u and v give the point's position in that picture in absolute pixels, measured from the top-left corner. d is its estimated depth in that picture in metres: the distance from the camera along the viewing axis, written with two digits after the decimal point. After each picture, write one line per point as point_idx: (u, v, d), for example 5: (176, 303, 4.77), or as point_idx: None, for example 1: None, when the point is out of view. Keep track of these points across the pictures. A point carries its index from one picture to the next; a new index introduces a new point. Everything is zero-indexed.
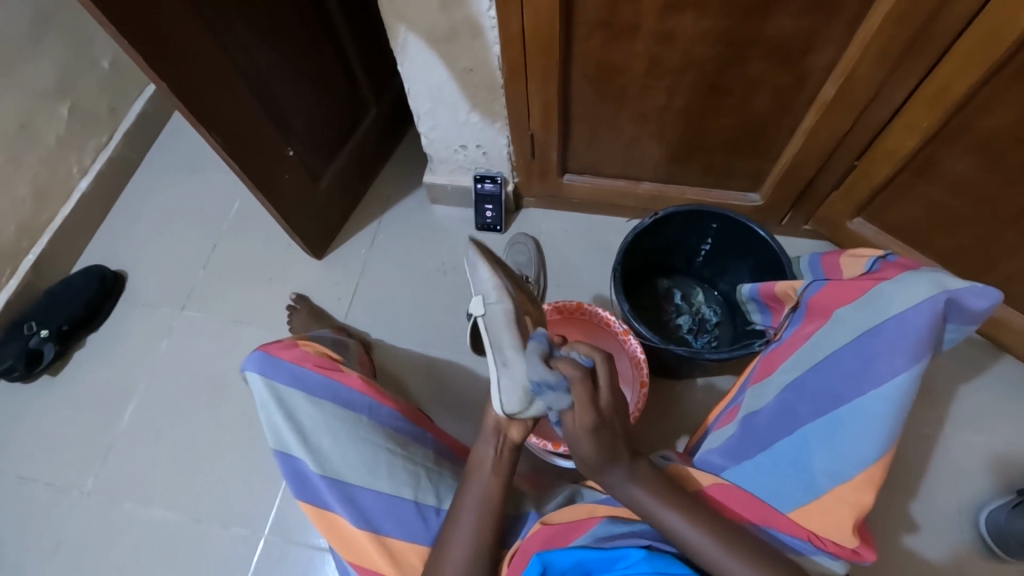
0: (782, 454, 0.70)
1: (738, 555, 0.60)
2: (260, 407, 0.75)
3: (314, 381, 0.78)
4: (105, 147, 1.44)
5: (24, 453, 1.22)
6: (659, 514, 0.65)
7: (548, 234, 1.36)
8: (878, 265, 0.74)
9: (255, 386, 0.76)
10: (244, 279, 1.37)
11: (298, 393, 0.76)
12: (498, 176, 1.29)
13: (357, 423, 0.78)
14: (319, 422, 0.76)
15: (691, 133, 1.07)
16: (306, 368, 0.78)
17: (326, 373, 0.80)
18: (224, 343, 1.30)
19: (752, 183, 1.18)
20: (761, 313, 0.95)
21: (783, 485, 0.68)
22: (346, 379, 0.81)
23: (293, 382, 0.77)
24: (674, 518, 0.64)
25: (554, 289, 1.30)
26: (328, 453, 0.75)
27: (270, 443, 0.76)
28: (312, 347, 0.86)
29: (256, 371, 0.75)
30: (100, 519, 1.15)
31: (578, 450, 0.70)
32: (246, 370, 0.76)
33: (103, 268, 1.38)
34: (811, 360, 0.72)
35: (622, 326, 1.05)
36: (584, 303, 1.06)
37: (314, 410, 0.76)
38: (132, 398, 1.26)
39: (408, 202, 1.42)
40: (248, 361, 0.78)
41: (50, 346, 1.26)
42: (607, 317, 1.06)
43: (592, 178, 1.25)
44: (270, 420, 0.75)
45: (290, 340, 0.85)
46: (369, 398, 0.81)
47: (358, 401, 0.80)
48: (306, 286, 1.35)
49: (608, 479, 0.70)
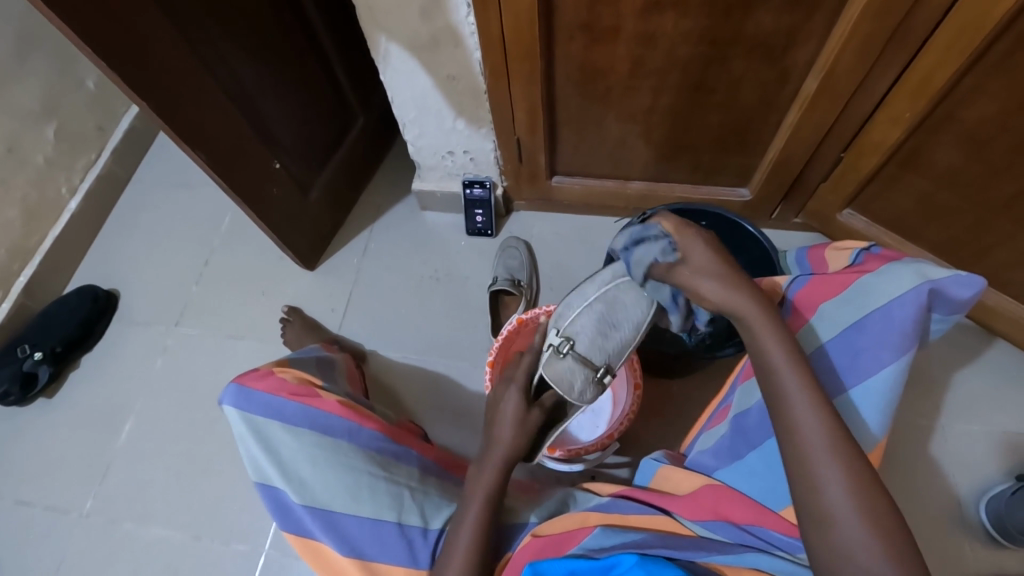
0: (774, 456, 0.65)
1: (863, 508, 0.54)
2: (240, 440, 0.77)
3: (289, 411, 0.77)
4: (94, 166, 1.44)
5: (22, 476, 1.22)
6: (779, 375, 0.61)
7: (539, 237, 1.36)
8: (861, 258, 0.74)
9: (232, 419, 0.77)
10: (237, 294, 1.36)
11: (275, 425, 0.77)
12: (487, 181, 1.28)
13: (336, 448, 0.77)
14: (296, 451, 0.76)
15: (677, 131, 1.07)
16: (280, 398, 0.78)
17: (302, 402, 0.79)
18: (219, 358, 1.30)
19: (740, 178, 1.17)
20: None
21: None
22: (323, 404, 0.80)
23: (268, 413, 0.77)
24: (792, 380, 0.60)
25: (546, 292, 1.30)
26: (308, 483, 0.75)
27: (253, 475, 0.77)
28: (290, 372, 0.85)
29: (231, 405, 0.77)
30: (102, 539, 1.15)
31: (711, 286, 0.66)
32: (223, 405, 0.77)
33: (96, 287, 1.38)
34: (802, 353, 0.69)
35: None
36: (521, 317, 1.00)
37: (291, 440, 0.77)
38: (128, 417, 1.26)
39: (399, 209, 1.42)
40: (227, 394, 0.79)
41: (44, 367, 1.26)
42: (549, 312, 1.01)
43: (581, 180, 1.25)
44: (250, 453, 0.76)
45: (269, 368, 0.85)
46: (347, 420, 0.79)
47: (335, 425, 0.79)
48: (299, 297, 1.35)
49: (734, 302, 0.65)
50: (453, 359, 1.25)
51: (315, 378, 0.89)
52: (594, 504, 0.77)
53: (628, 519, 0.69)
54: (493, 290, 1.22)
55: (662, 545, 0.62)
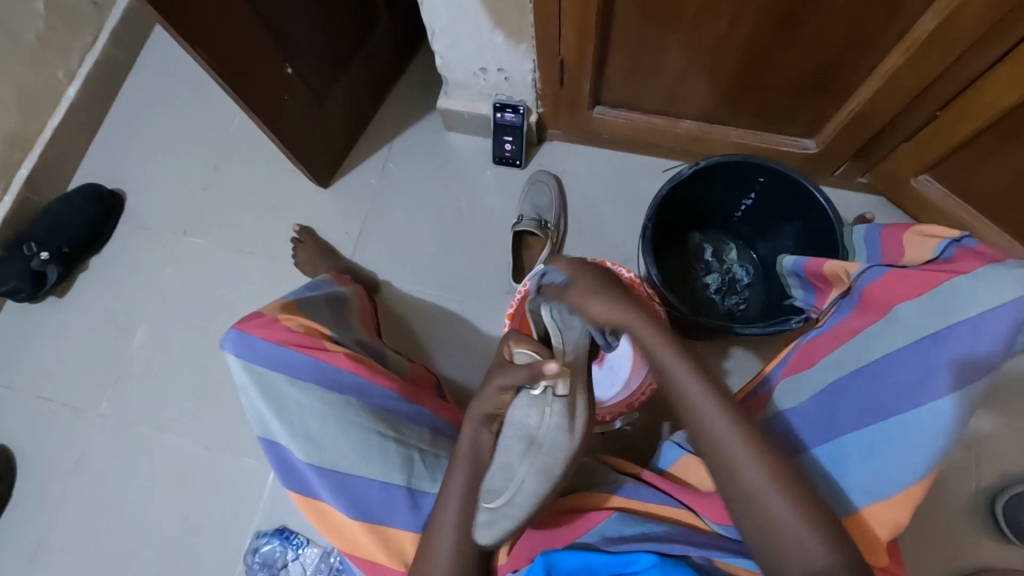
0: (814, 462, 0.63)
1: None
2: (243, 392, 0.72)
3: (296, 363, 0.72)
4: (92, 49, 1.31)
5: (37, 372, 1.23)
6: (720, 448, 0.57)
7: (571, 172, 1.25)
8: (950, 252, 0.65)
9: (234, 368, 0.72)
10: (247, 207, 1.30)
11: (281, 377, 0.72)
12: (520, 105, 1.16)
13: (345, 405, 0.73)
14: (303, 406, 0.71)
15: (746, 68, 0.92)
16: (287, 349, 0.73)
17: (310, 353, 0.74)
18: (230, 272, 1.26)
19: (808, 128, 1.04)
20: (803, 291, 0.82)
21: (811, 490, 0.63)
22: (332, 358, 0.75)
23: (272, 363, 0.72)
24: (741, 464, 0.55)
25: (574, 234, 1.21)
26: (310, 440, 0.71)
27: (255, 429, 0.73)
28: (288, 315, 0.79)
29: (233, 352, 0.72)
30: (116, 441, 1.18)
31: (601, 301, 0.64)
32: (223, 351, 0.72)
33: (100, 186, 1.31)
34: (869, 360, 0.62)
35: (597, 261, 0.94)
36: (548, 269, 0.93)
37: (298, 394, 0.71)
38: (139, 325, 1.25)
39: (421, 127, 1.31)
40: (225, 339, 0.73)
41: (52, 268, 1.23)
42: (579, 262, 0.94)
43: (625, 113, 1.12)
44: (252, 405, 0.72)
45: (269, 312, 0.78)
46: (358, 378, 0.75)
47: (345, 382, 0.74)
48: (312, 216, 1.28)
49: (598, 307, 0.64)
50: (469, 296, 1.20)
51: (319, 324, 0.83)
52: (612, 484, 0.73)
53: (649, 507, 0.66)
54: (518, 229, 1.14)
55: (684, 540, 0.60)
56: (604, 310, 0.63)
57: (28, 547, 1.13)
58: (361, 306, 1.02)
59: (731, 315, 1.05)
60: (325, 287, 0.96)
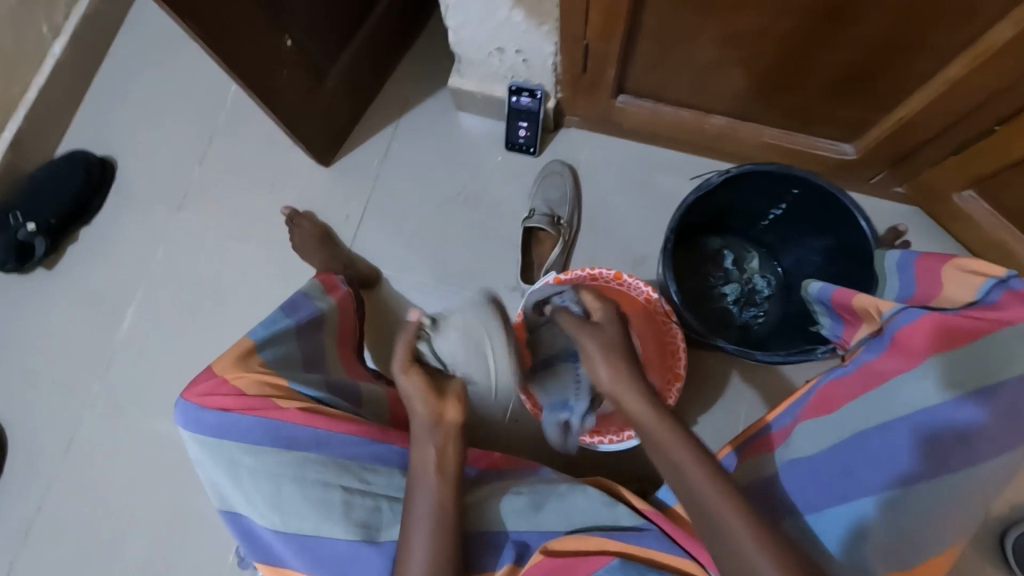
0: (835, 521, 0.58)
1: None
2: (198, 463, 0.64)
3: (243, 427, 0.62)
4: (79, 3, 1.22)
5: (28, 346, 1.20)
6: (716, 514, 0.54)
7: (587, 162, 1.17)
8: (995, 296, 0.61)
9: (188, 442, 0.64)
10: (243, 183, 1.23)
11: (228, 444, 0.62)
12: (538, 89, 1.07)
13: (302, 464, 0.61)
14: (258, 473, 0.61)
15: (788, 64, 0.84)
16: (231, 413, 0.62)
17: (257, 413, 0.62)
18: (225, 251, 1.21)
19: (847, 132, 0.96)
20: (829, 320, 0.75)
21: (827, 552, 0.58)
22: (282, 414, 0.63)
23: (219, 431, 0.62)
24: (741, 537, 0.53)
25: (587, 230, 1.14)
26: (268, 510, 0.61)
27: (216, 500, 0.64)
28: (236, 366, 0.66)
29: (181, 425, 0.64)
30: (109, 422, 1.15)
31: (607, 369, 0.63)
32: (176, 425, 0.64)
33: (88, 153, 1.25)
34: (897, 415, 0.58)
35: (609, 274, 0.89)
36: (560, 277, 0.88)
37: (250, 460, 0.61)
38: (131, 302, 1.20)
39: (430, 105, 1.22)
40: (177, 407, 0.65)
41: (40, 239, 1.18)
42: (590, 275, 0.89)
43: (650, 103, 1.04)
44: (207, 474, 0.63)
45: (218, 367, 0.66)
46: (314, 430, 0.63)
47: (302, 438, 0.63)
48: (311, 196, 1.21)
49: (601, 375, 0.63)
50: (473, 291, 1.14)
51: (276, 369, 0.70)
52: (597, 514, 0.70)
53: (649, 553, 0.65)
54: (528, 225, 1.07)
55: None
56: (607, 382, 0.63)
57: (21, 523, 1.12)
58: (344, 314, 0.91)
59: (748, 335, 1.00)
60: (303, 303, 0.84)
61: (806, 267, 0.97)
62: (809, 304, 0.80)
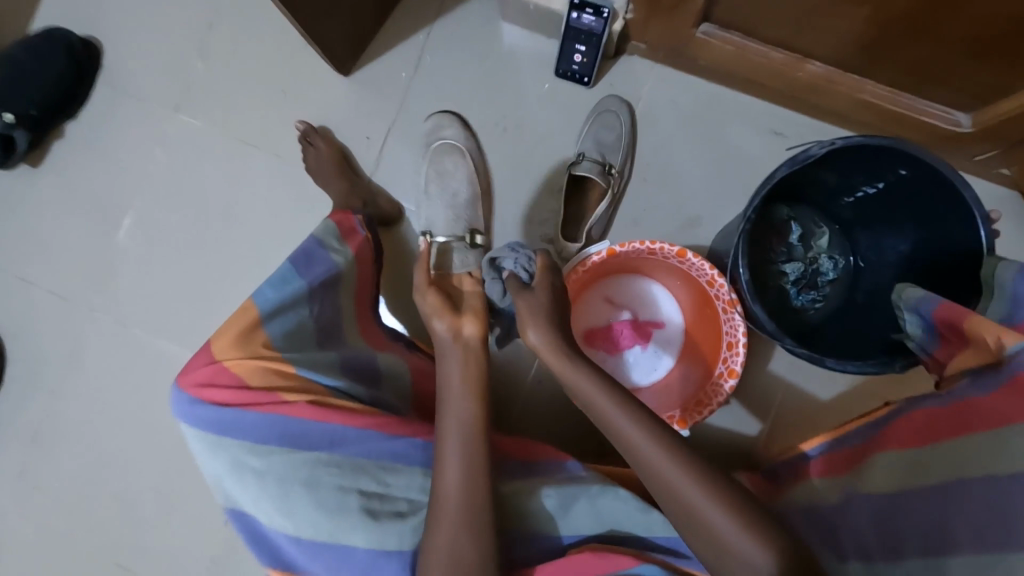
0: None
1: None
2: (200, 463, 0.61)
3: (251, 423, 0.59)
4: None
5: (19, 251, 1.11)
6: (709, 515, 0.53)
7: (648, 101, 1.02)
8: None
9: (189, 439, 0.61)
10: (249, 87, 1.08)
11: (235, 441, 0.59)
12: (606, 6, 0.89)
13: (315, 463, 0.59)
14: (267, 472, 0.58)
15: (931, 10, 0.67)
16: (236, 408, 0.59)
17: (263, 408, 0.59)
18: (229, 165, 1.08)
19: (971, 99, 0.81)
20: (922, 333, 0.63)
21: None
22: (293, 409, 0.60)
23: (225, 428, 0.59)
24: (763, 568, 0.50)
25: (638, 182, 1.01)
26: (270, 514, 0.58)
27: (219, 498, 0.61)
28: (236, 355, 0.62)
29: (183, 420, 0.60)
30: (112, 338, 1.09)
31: (537, 332, 0.66)
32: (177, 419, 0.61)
33: (70, 32, 1.08)
34: (975, 473, 0.47)
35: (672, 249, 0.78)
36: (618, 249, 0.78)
37: (259, 461, 0.58)
38: (127, 213, 1.09)
39: (471, 11, 1.04)
40: (174, 397, 0.62)
41: (21, 132, 1.05)
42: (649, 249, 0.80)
43: (738, 38, 0.86)
44: (212, 473, 0.60)
45: (217, 352, 0.62)
46: (327, 425, 0.60)
47: (313, 435, 0.60)
48: (327, 110, 1.06)
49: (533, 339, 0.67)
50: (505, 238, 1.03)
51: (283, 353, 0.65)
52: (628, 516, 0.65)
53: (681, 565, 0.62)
54: (575, 172, 0.95)
55: None
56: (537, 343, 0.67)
57: (26, 432, 1.09)
58: (362, 266, 0.84)
59: (796, 324, 0.89)
60: (320, 256, 0.75)
61: (884, 257, 0.86)
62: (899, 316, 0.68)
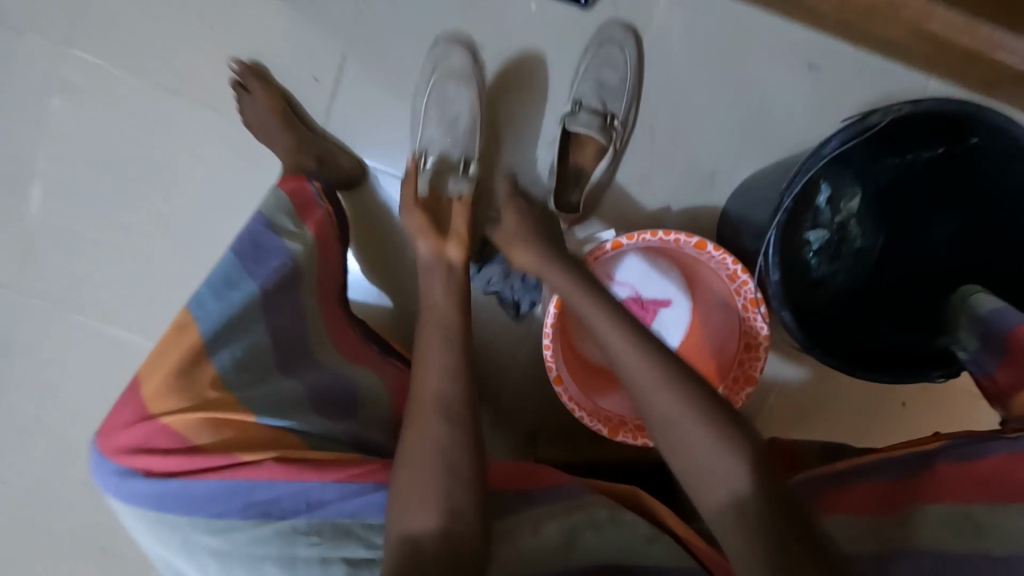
0: None
1: None
2: (146, 540, 0.53)
3: (202, 496, 0.50)
4: None
5: None
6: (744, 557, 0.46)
7: (657, 25, 0.83)
8: None
9: (127, 517, 0.52)
10: (158, 16, 0.87)
11: (186, 519, 0.50)
12: None
13: (284, 535, 0.50)
14: (228, 551, 0.50)
15: None
16: (183, 480, 0.50)
17: (216, 476, 0.51)
18: (150, 118, 0.89)
19: None
20: (977, 348, 0.56)
21: None
22: (253, 474, 0.51)
23: (171, 504, 0.50)
24: None
25: (644, 130, 0.85)
26: None
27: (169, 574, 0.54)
28: (178, 407, 0.53)
29: (117, 499, 0.51)
30: (47, 328, 0.90)
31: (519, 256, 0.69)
32: (110, 497, 0.52)
33: None
34: None
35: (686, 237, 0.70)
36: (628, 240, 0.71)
37: (215, 539, 0.50)
38: (35, 179, 0.89)
39: None
40: (101, 468, 0.52)
41: None
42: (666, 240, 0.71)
43: None
44: (159, 553, 0.52)
45: (154, 407, 0.52)
46: (293, 488, 0.51)
47: (279, 500, 0.51)
48: (262, 44, 0.86)
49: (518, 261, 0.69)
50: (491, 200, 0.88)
51: (237, 394, 0.56)
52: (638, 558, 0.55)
53: None
54: (572, 127, 0.80)
55: None
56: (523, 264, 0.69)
57: None
58: (326, 254, 0.70)
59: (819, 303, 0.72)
60: (269, 245, 0.64)
61: (912, 227, 0.73)
62: (954, 322, 0.61)
